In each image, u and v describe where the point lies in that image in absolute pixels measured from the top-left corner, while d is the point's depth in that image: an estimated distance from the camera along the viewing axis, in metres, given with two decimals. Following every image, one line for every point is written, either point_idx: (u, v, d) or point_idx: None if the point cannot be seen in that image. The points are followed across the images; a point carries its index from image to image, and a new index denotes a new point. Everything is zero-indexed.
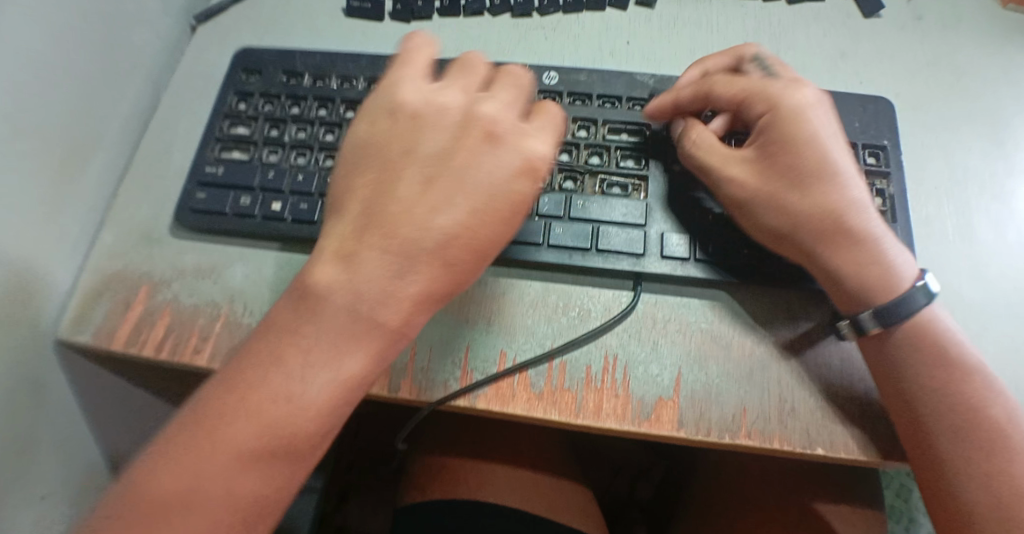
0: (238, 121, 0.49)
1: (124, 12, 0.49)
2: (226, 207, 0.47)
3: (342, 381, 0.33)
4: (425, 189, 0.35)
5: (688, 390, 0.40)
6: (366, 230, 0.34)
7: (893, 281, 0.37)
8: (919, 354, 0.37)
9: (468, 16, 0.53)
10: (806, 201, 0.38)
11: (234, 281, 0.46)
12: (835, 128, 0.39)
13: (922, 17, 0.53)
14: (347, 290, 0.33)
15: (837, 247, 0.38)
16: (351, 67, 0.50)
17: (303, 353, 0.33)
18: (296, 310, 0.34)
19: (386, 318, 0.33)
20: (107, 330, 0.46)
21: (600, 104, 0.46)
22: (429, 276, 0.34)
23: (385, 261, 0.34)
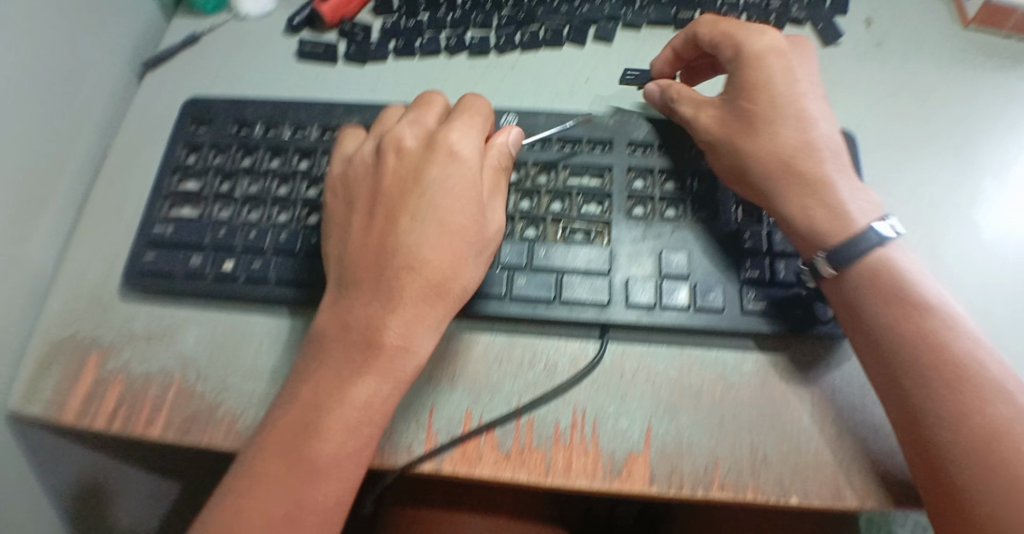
0: (188, 176, 0.47)
1: (63, 67, 0.48)
2: (176, 268, 0.45)
3: (356, 411, 0.35)
4: (390, 215, 0.39)
5: (659, 443, 0.39)
6: (353, 265, 0.38)
7: (848, 222, 0.39)
8: (875, 293, 0.37)
9: (424, 56, 0.52)
10: (761, 138, 0.41)
11: (188, 346, 0.45)
12: (798, 75, 0.43)
13: (881, 44, 0.53)
14: (342, 317, 0.37)
15: (792, 187, 0.40)
16: (303, 115, 0.49)
17: (314, 396, 0.36)
18: (303, 364, 0.37)
19: (385, 332, 0.36)
20: (54, 404, 0.44)
21: (560, 146, 0.45)
22: (410, 276, 0.37)
23: (364, 288, 0.37)
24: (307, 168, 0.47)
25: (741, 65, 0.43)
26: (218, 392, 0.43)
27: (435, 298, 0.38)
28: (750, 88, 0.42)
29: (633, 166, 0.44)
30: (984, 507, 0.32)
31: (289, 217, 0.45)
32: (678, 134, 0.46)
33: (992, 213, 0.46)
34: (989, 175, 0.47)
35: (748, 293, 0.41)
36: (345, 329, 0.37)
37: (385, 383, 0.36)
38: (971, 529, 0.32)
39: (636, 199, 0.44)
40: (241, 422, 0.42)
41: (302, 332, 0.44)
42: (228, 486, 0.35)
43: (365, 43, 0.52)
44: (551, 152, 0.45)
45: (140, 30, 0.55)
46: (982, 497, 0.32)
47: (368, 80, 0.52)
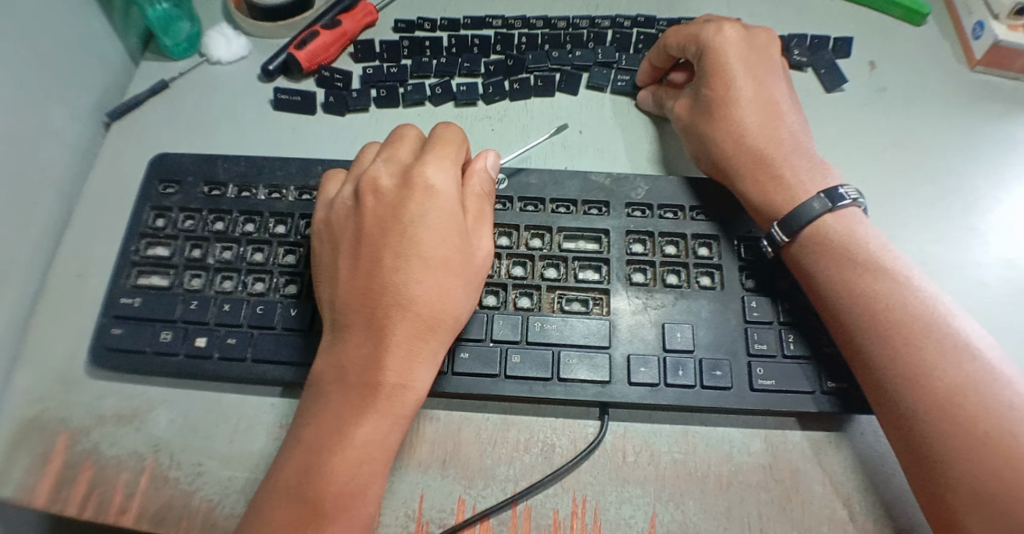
0: (156, 242, 0.44)
1: (21, 128, 0.44)
2: (145, 345, 0.42)
3: (359, 460, 0.34)
4: (378, 257, 0.37)
5: (665, 531, 0.37)
6: (344, 308, 0.37)
7: (800, 194, 0.41)
8: (827, 259, 0.39)
9: (408, 106, 0.49)
10: (720, 123, 0.43)
11: (159, 428, 0.42)
12: (763, 63, 0.45)
13: (885, 89, 0.51)
14: (335, 362, 0.36)
15: (745, 165, 0.42)
16: (279, 174, 0.46)
17: (313, 451, 0.34)
18: (293, 425, 0.36)
19: (382, 374, 0.35)
20: (14, 496, 0.40)
21: (553, 209, 0.43)
22: (398, 313, 0.36)
23: (351, 328, 0.36)
24: (284, 232, 0.44)
25: (702, 54, 0.45)
26: (192, 479, 0.40)
27: (431, 335, 0.36)
28: (711, 82, 0.44)
29: (631, 230, 0.42)
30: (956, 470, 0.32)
31: (266, 287, 0.42)
32: (676, 195, 0.44)
33: (1010, 273, 0.44)
34: (998, 230, 0.45)
35: (755, 368, 0.39)
36: (340, 376, 0.35)
37: (387, 425, 0.35)
38: (940, 485, 0.33)
39: (636, 266, 0.42)
40: (217, 511, 0.39)
41: (281, 411, 0.42)
42: None
43: (345, 92, 0.50)
44: (544, 215, 0.43)
45: (106, 79, 0.52)
46: (947, 456, 0.32)
47: (349, 133, 0.49)
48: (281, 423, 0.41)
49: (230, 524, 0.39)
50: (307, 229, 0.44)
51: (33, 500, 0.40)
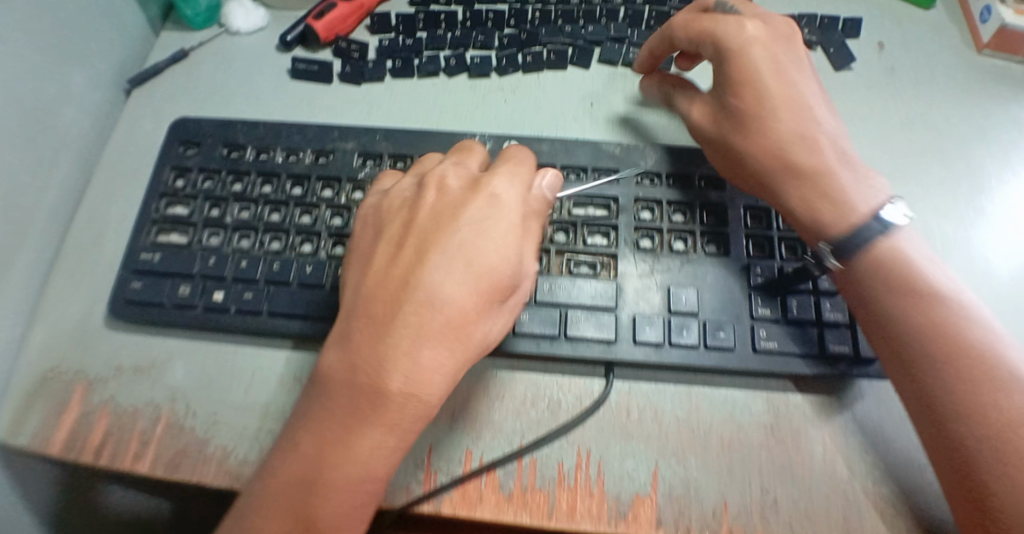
0: (176, 201, 0.46)
1: (46, 89, 0.45)
2: (164, 298, 0.43)
3: (358, 460, 0.33)
4: (414, 253, 0.35)
5: (666, 485, 0.38)
6: (367, 306, 0.34)
7: (849, 212, 0.38)
8: (885, 284, 0.36)
9: (423, 77, 0.50)
10: (756, 138, 0.41)
11: (176, 379, 0.43)
12: (788, 64, 0.42)
13: (892, 70, 0.52)
14: (347, 358, 0.34)
15: (787, 183, 0.40)
16: (297, 138, 0.47)
17: (322, 442, 0.33)
18: (305, 411, 0.35)
19: (391, 383, 0.33)
20: (34, 442, 0.41)
21: (564, 175, 0.44)
22: (423, 326, 0.33)
23: (374, 337, 0.33)
24: (300, 194, 0.45)
25: (725, 54, 0.42)
26: (207, 427, 0.41)
27: (449, 352, 0.33)
28: (738, 91, 0.42)
29: (640, 197, 0.43)
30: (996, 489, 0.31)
31: (282, 245, 0.44)
32: (684, 166, 0.45)
33: (1007, 250, 0.45)
34: (1000, 210, 0.46)
35: (758, 331, 0.40)
36: (350, 374, 0.33)
37: (390, 433, 0.33)
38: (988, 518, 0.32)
39: (644, 232, 0.43)
40: (231, 458, 0.40)
41: (295, 366, 0.43)
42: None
43: (362, 63, 0.51)
44: None
45: (128, 45, 0.53)
46: (995, 488, 0.31)
47: (365, 101, 0.50)
48: (294, 377, 0.43)
49: (244, 470, 0.40)
50: (323, 191, 0.45)
51: (53, 445, 0.41)
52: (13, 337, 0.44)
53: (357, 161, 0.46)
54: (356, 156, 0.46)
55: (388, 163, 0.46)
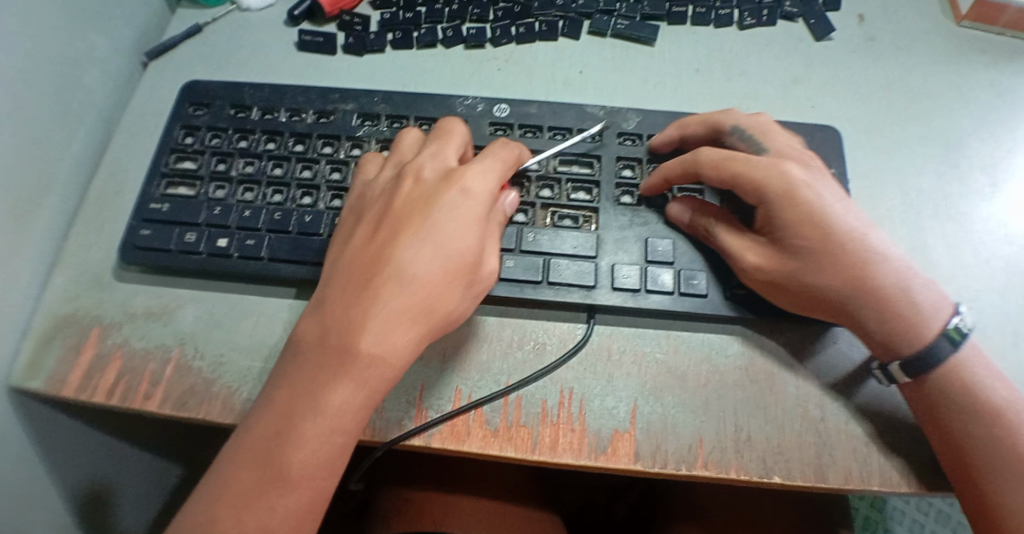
0: (185, 156, 0.48)
1: (72, 55, 0.49)
2: (171, 244, 0.46)
3: (319, 413, 0.33)
4: (387, 233, 0.37)
5: (644, 422, 0.40)
6: (343, 280, 0.36)
7: (921, 335, 0.38)
8: (955, 398, 0.37)
9: (422, 47, 0.53)
10: (830, 274, 0.38)
11: (186, 323, 0.45)
12: (834, 196, 0.39)
13: (874, 39, 0.54)
14: (321, 326, 0.35)
15: (869, 309, 0.38)
16: (299, 100, 0.50)
17: (293, 393, 0.34)
18: (278, 366, 0.36)
19: (361, 346, 0.34)
20: (53, 380, 0.44)
21: (550, 136, 0.47)
22: (399, 294, 0.35)
23: (353, 305, 0.35)
24: (302, 151, 0.48)
25: (775, 208, 0.39)
26: (214, 368, 0.44)
27: (418, 321, 0.35)
28: (794, 226, 0.38)
29: (621, 156, 0.46)
30: (1006, 495, 0.35)
31: (283, 198, 0.46)
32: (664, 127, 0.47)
33: (983, 207, 0.47)
34: (978, 170, 0.48)
35: (732, 278, 0.42)
36: (322, 339, 0.34)
37: (354, 393, 0.34)
38: None
39: (624, 189, 0.45)
40: (236, 396, 0.42)
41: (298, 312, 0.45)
42: (207, 486, 0.34)
43: (364, 34, 0.54)
44: (541, 140, 0.46)
45: (146, 20, 0.56)
46: None
47: (367, 69, 0.53)
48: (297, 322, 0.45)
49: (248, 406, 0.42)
50: (323, 148, 0.48)
51: (69, 383, 0.43)
52: (34, 286, 0.47)
53: (355, 121, 0.49)
54: (355, 116, 0.49)
55: (384, 123, 0.48)
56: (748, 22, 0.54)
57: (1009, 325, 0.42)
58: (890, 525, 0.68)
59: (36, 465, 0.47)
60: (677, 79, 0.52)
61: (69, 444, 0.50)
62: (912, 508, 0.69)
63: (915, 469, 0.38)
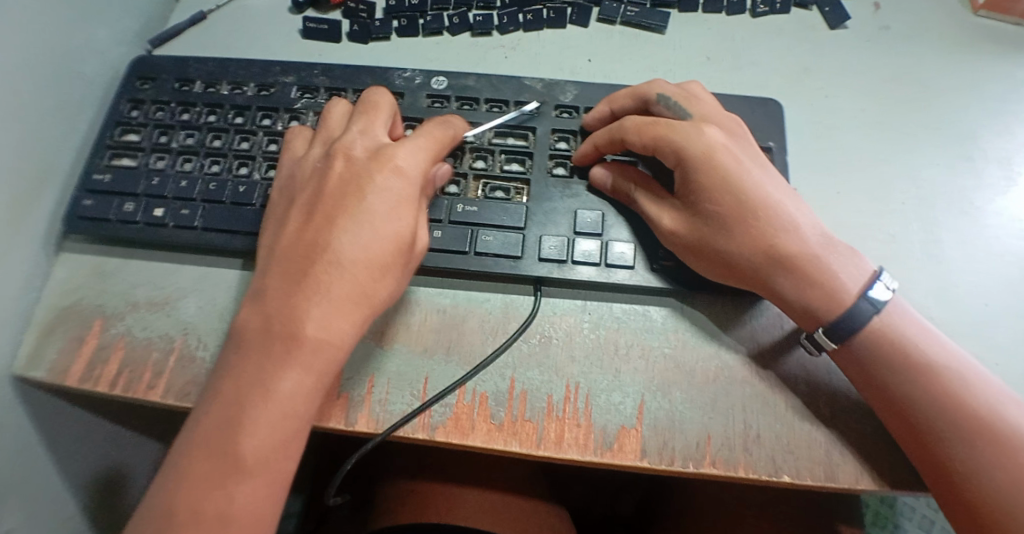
0: (130, 128, 0.48)
1: (74, 43, 0.48)
2: (111, 214, 0.46)
3: (264, 400, 0.33)
4: (322, 220, 0.36)
5: (652, 418, 0.39)
6: (280, 269, 0.36)
7: (838, 302, 0.37)
8: (888, 361, 0.36)
9: (427, 35, 0.52)
10: (743, 238, 0.38)
11: (188, 314, 0.45)
12: (751, 159, 0.40)
13: (888, 28, 0.52)
14: (260, 314, 0.34)
15: (787, 275, 0.38)
16: (241, 73, 0.49)
17: (237, 385, 0.33)
18: (223, 357, 0.35)
19: (303, 327, 0.34)
20: (56, 370, 0.44)
21: (487, 108, 0.46)
22: (338, 278, 0.35)
23: (287, 291, 0.34)
24: (242, 123, 0.47)
25: (690, 168, 0.39)
26: (216, 358, 0.43)
27: (358, 300, 0.35)
28: (708, 189, 0.38)
29: (557, 128, 0.46)
30: (958, 457, 0.34)
31: (221, 168, 0.46)
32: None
33: (996, 199, 0.45)
34: (993, 163, 0.47)
35: (658, 251, 0.42)
36: (262, 326, 0.34)
37: (298, 376, 0.33)
38: None
39: (558, 161, 0.45)
40: None
41: None
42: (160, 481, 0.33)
43: (369, 21, 0.53)
44: (479, 113, 0.46)
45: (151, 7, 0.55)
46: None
47: (371, 57, 0.52)
48: None
49: None
50: (261, 120, 0.47)
51: (72, 373, 0.43)
52: (38, 276, 0.46)
53: (295, 94, 0.48)
54: (295, 89, 0.48)
55: (323, 96, 0.48)
56: (761, 9, 0.52)
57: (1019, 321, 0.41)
58: (899, 521, 0.68)
59: (39, 454, 0.47)
60: (687, 68, 0.50)
61: (74, 433, 0.50)
62: (922, 504, 0.68)
63: None
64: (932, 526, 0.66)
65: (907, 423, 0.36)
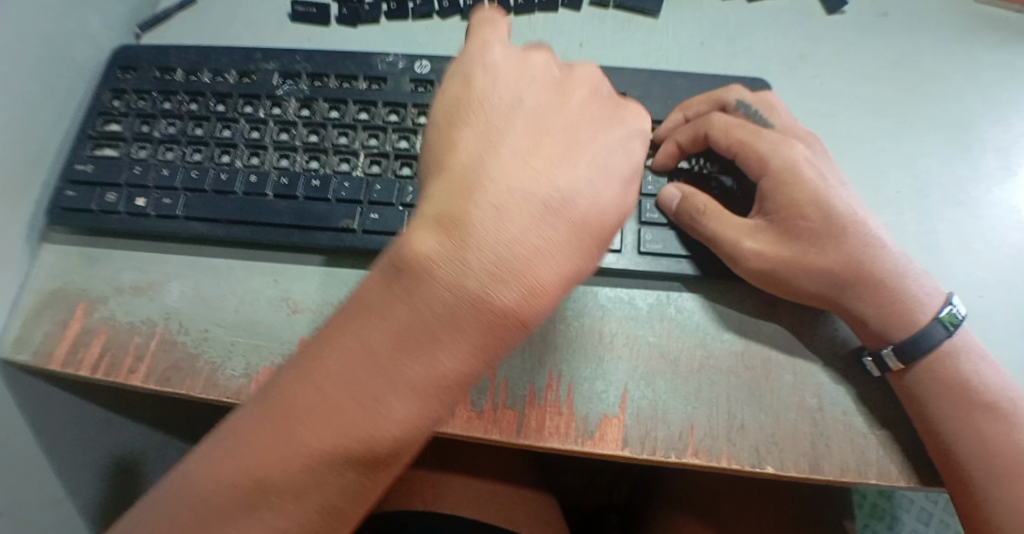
0: (111, 119, 0.48)
1: (58, 25, 0.47)
2: (92, 204, 0.45)
3: (432, 369, 0.28)
4: (556, 151, 0.31)
5: (634, 407, 0.39)
6: (491, 202, 0.29)
7: (918, 321, 0.37)
8: (941, 383, 0.37)
9: (417, 19, 0.52)
10: (828, 255, 0.37)
11: (171, 298, 0.44)
12: (833, 176, 0.40)
13: (887, 14, 0.51)
14: (443, 256, 0.29)
15: (867, 294, 0.37)
16: (223, 60, 0.49)
17: (400, 339, 0.28)
18: (387, 289, 0.29)
19: (500, 295, 0.28)
20: (39, 356, 0.43)
21: None
22: (551, 239, 0.29)
23: (502, 235, 0.29)
24: (223, 110, 0.46)
25: (776, 178, 0.39)
26: (198, 343, 0.43)
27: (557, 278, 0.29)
28: (793, 206, 0.38)
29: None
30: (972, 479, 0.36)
31: (203, 156, 0.45)
32: (661, 115, 0.45)
33: (995, 190, 0.44)
34: (992, 152, 0.46)
35: (644, 236, 0.41)
36: (448, 273, 0.28)
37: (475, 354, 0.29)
38: None
39: None
40: (221, 373, 0.42)
41: (284, 286, 0.44)
42: (270, 420, 0.29)
43: (358, 4, 0.52)
44: None
45: None
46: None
47: (360, 41, 0.52)
48: (283, 297, 0.44)
49: (231, 384, 0.41)
50: (243, 107, 0.46)
51: (54, 358, 0.43)
52: (23, 261, 0.46)
53: (276, 80, 0.47)
54: (276, 75, 0.47)
55: (305, 81, 0.47)
56: None
57: (1014, 314, 0.40)
58: (897, 514, 0.67)
59: (28, 442, 0.46)
60: (680, 53, 0.50)
61: (66, 420, 0.50)
62: (920, 497, 0.67)
63: (905, 460, 0.37)
64: (930, 520, 0.66)
65: (920, 411, 0.37)
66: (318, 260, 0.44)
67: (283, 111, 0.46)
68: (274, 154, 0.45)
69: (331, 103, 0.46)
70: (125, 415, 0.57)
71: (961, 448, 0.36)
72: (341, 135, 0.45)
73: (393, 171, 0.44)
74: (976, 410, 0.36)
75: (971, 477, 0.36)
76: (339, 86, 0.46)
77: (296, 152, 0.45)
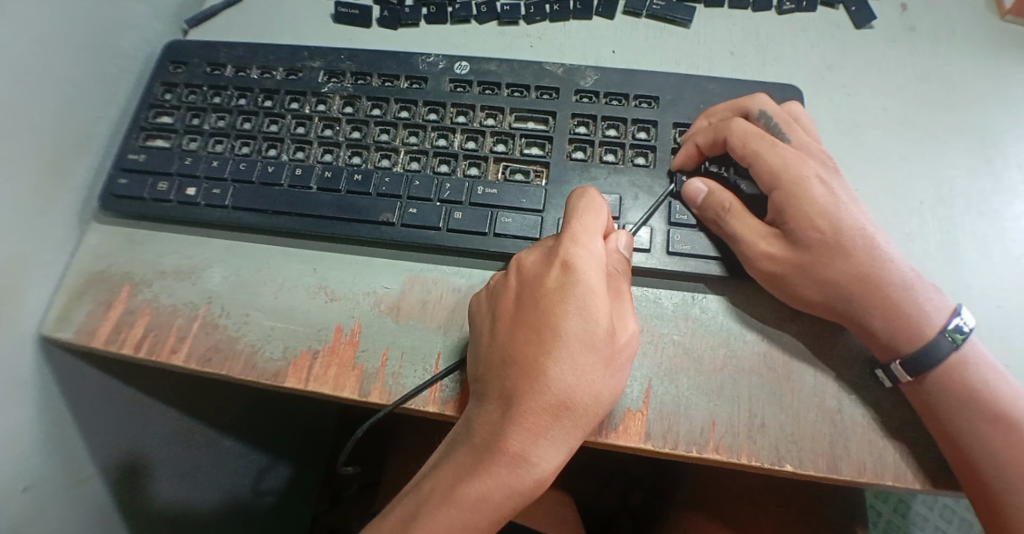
0: (163, 112, 0.50)
1: (111, 16, 0.49)
2: (143, 192, 0.47)
3: (508, 467, 0.34)
4: (514, 327, 0.36)
5: (657, 402, 0.40)
6: (483, 374, 0.37)
7: (920, 333, 0.38)
8: (954, 394, 0.37)
9: (454, 24, 0.54)
10: (837, 268, 0.39)
11: (213, 283, 0.46)
12: (842, 194, 0.40)
13: (914, 29, 0.52)
14: (491, 389, 0.36)
15: (875, 308, 0.38)
16: (270, 57, 0.51)
17: (475, 449, 0.35)
18: (443, 450, 0.37)
19: (498, 446, 0.34)
20: (81, 334, 0.45)
21: (509, 93, 0.48)
22: (524, 404, 0.34)
23: (489, 404, 0.35)
24: (271, 106, 0.48)
25: (790, 193, 0.40)
26: (238, 327, 0.44)
27: (591, 377, 0.34)
28: (804, 219, 0.39)
29: (576, 114, 0.46)
30: (993, 481, 0.36)
31: (250, 149, 0.47)
32: (691, 118, 0.46)
33: (1017, 204, 0.45)
34: (1015, 167, 0.47)
35: (671, 237, 0.43)
36: (498, 399, 0.35)
37: (544, 443, 0.34)
38: None
39: (577, 145, 0.46)
40: (259, 355, 0.43)
41: (321, 274, 0.46)
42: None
43: (398, 7, 0.54)
44: (499, 98, 0.47)
45: None
46: None
47: (399, 43, 0.54)
48: (321, 286, 0.45)
49: (268, 366, 0.43)
50: (290, 104, 0.48)
51: (97, 335, 0.45)
52: (69, 240, 0.48)
53: (322, 78, 0.49)
54: (322, 73, 0.49)
55: (349, 80, 0.49)
56: (786, 7, 0.53)
57: None
58: (912, 530, 0.67)
59: (63, 413, 0.48)
60: (710, 60, 0.51)
61: (98, 396, 0.51)
62: (935, 514, 0.67)
63: (921, 461, 0.38)
64: None
65: (939, 422, 0.37)
66: (356, 250, 0.46)
67: (327, 108, 0.48)
68: (318, 149, 0.47)
69: (374, 102, 0.48)
70: (158, 400, 0.57)
71: (977, 452, 0.37)
72: (382, 132, 0.47)
73: (432, 168, 0.45)
74: (990, 422, 0.37)
75: (991, 488, 0.36)
76: (382, 85, 0.48)
77: (339, 148, 0.47)
